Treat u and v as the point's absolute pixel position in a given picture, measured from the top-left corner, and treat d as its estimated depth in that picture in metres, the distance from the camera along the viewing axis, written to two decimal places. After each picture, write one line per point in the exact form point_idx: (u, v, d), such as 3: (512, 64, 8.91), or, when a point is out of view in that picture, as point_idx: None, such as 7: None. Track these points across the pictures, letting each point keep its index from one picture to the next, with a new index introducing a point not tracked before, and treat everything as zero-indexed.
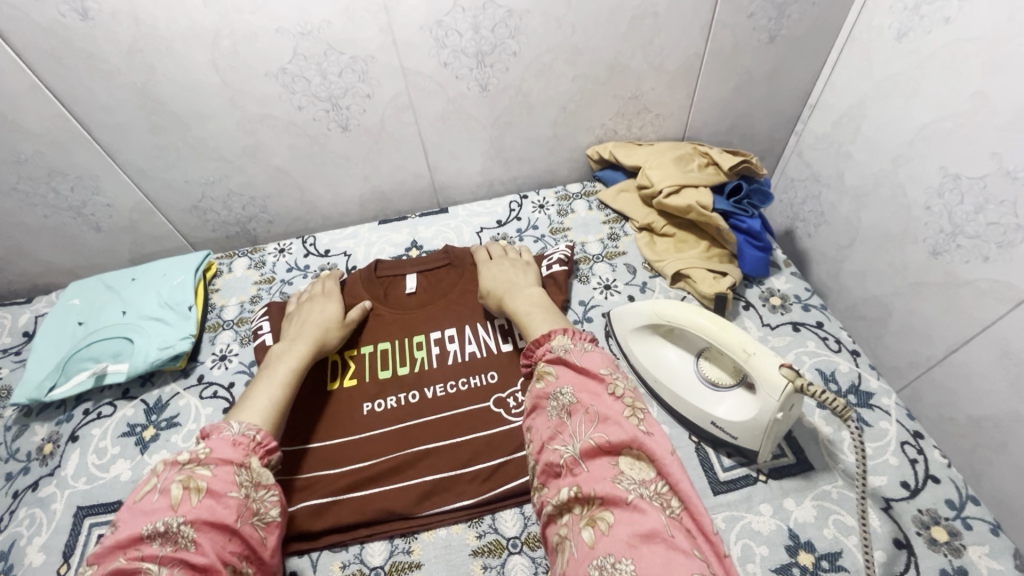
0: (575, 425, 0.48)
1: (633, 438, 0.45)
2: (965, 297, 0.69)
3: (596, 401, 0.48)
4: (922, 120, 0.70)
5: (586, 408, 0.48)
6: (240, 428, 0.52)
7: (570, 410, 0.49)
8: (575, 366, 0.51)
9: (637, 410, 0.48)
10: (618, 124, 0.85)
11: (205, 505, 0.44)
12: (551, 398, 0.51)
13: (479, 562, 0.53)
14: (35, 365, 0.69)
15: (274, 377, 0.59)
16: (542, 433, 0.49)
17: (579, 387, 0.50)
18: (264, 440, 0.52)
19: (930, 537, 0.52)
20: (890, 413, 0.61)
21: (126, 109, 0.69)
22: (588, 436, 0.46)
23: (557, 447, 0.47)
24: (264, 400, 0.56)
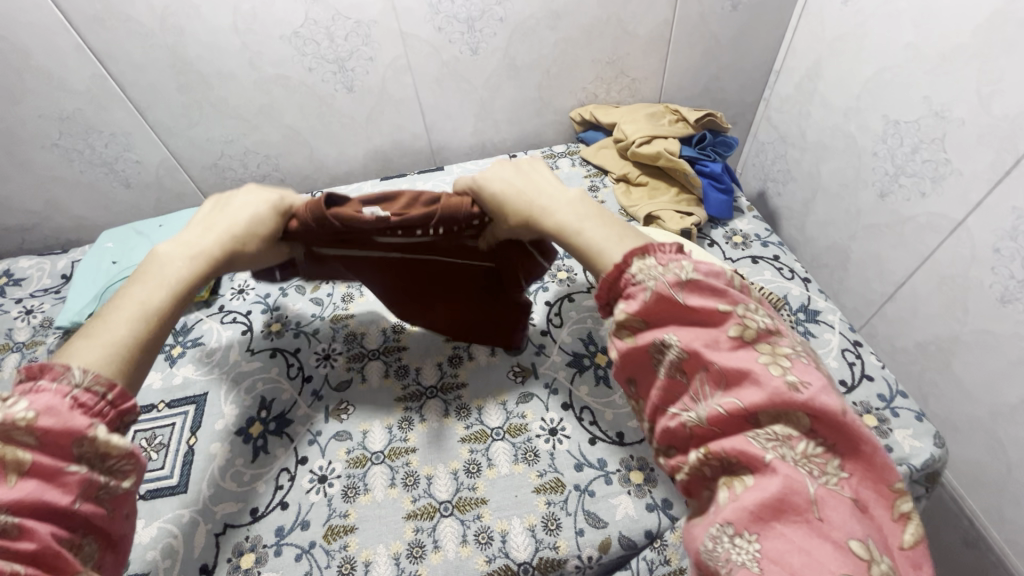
0: (698, 385, 0.40)
1: (777, 396, 0.36)
2: (908, 232, 0.77)
3: (717, 353, 0.39)
4: (868, 74, 0.77)
5: (708, 365, 0.39)
6: (84, 378, 0.40)
7: (686, 369, 0.41)
8: (679, 305, 0.41)
9: (780, 356, 0.39)
10: (598, 88, 0.93)
11: (30, 485, 0.35)
12: (652, 349, 0.42)
13: (467, 446, 0.61)
14: (75, 296, 0.78)
15: (145, 303, 0.46)
16: (654, 393, 0.42)
17: (688, 334, 0.41)
18: (117, 399, 0.41)
19: (861, 423, 0.59)
20: (834, 326, 0.68)
21: (157, 69, 0.77)
22: (717, 400, 0.39)
23: (679, 412, 0.40)
24: (114, 334, 0.44)
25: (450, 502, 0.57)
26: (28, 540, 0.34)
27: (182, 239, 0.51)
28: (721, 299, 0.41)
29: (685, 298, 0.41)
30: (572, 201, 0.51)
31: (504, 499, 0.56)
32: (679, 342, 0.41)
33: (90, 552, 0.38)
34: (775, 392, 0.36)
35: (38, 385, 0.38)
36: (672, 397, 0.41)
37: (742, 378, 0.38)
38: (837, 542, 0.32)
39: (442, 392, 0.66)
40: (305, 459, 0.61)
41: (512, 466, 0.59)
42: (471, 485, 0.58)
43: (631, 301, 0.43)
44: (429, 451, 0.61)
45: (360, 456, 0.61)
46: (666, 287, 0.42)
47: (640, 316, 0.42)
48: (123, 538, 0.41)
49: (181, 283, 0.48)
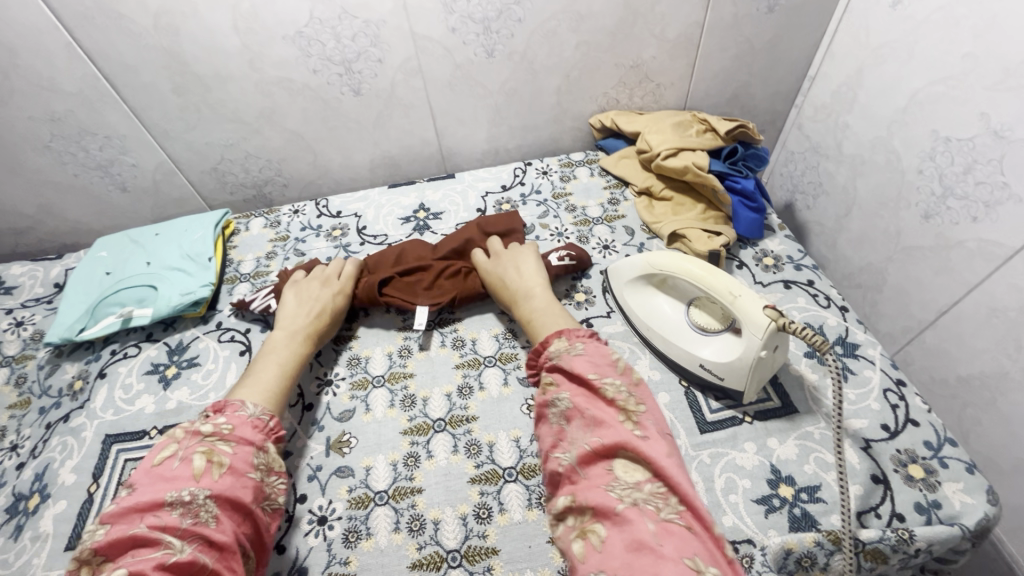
0: (573, 432, 0.49)
1: (627, 441, 0.46)
2: (955, 258, 0.71)
3: (591, 409, 0.49)
4: (916, 85, 0.72)
5: (583, 416, 0.49)
6: (255, 410, 0.54)
7: (569, 417, 0.50)
8: (569, 373, 0.52)
9: (631, 415, 0.48)
10: (620, 93, 0.88)
11: (225, 481, 0.47)
12: (549, 404, 0.53)
13: (477, 488, 0.57)
14: (66, 310, 0.74)
15: (281, 364, 0.61)
16: (546, 443, 0.51)
17: (579, 396, 0.51)
18: (275, 426, 0.54)
19: (906, 474, 0.54)
20: (874, 362, 0.63)
21: (153, 70, 0.73)
22: (584, 443, 0.48)
23: (561, 455, 0.49)
24: (264, 384, 0.58)
25: (458, 551, 0.53)
26: (220, 532, 0.45)
27: (287, 322, 0.66)
28: (606, 374, 0.52)
29: (580, 369, 0.52)
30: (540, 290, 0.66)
31: (516, 550, 0.52)
32: (566, 397, 0.51)
33: (252, 555, 0.47)
34: (625, 439, 0.46)
35: (223, 413, 0.52)
36: (558, 444, 0.50)
37: (603, 425, 0.48)
38: (676, 561, 0.39)
39: (450, 424, 0.62)
40: (304, 497, 0.57)
41: (526, 512, 0.55)
42: (481, 532, 0.54)
43: (564, 374, 0.53)
44: (436, 492, 0.57)
45: (362, 496, 0.57)
46: (573, 365, 0.52)
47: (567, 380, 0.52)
48: (263, 562, 0.49)
49: (299, 354, 0.63)
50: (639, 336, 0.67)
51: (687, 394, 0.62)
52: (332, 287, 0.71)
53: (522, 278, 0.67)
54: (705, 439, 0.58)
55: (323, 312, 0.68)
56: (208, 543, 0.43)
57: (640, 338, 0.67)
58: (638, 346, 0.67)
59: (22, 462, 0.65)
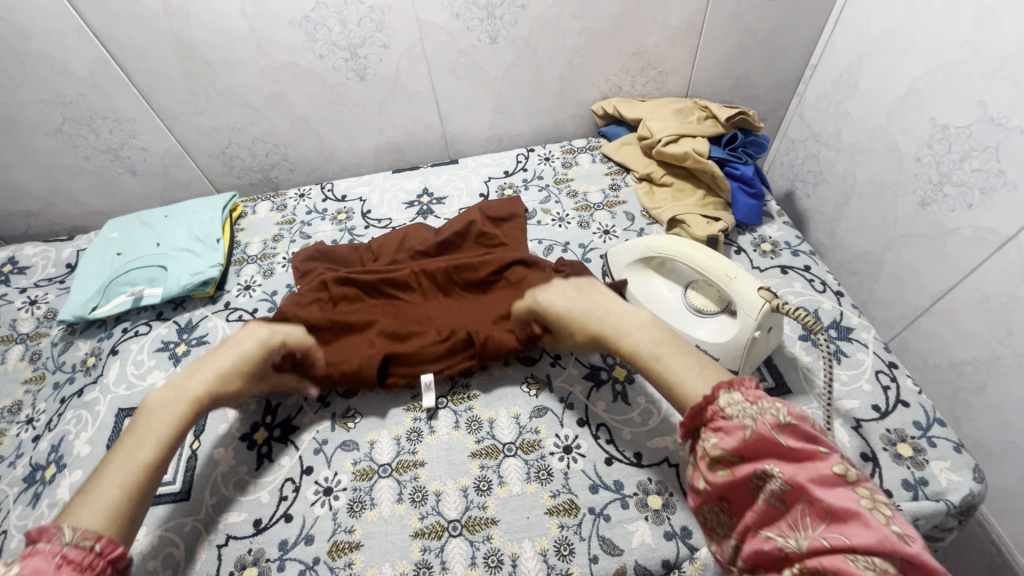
0: (794, 514, 0.39)
1: (882, 535, 0.35)
2: (950, 245, 0.72)
3: (824, 490, 0.38)
4: (915, 74, 0.72)
5: (813, 499, 0.38)
6: (73, 536, 0.44)
7: (784, 495, 0.39)
8: (776, 443, 0.41)
9: (877, 501, 0.37)
10: (623, 80, 0.89)
11: None
12: (753, 481, 0.41)
13: (478, 462, 0.58)
14: (78, 289, 0.76)
15: (132, 463, 0.51)
16: (749, 517, 0.41)
17: (784, 465, 0.40)
18: (106, 548, 0.45)
19: (895, 452, 0.56)
20: (868, 346, 0.64)
21: (162, 54, 0.74)
22: (815, 529, 0.37)
23: (776, 537, 0.39)
24: (105, 502, 0.48)
25: (459, 521, 0.54)
26: None
27: (183, 382, 0.57)
28: (817, 441, 0.41)
29: (782, 436, 0.41)
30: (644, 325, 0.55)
31: (514, 521, 0.54)
32: (777, 471, 0.40)
33: None
34: (883, 531, 0.35)
35: (34, 547, 0.43)
36: (767, 521, 0.40)
37: (847, 512, 0.37)
38: None
39: (452, 401, 0.64)
40: (310, 469, 0.59)
41: (524, 485, 0.56)
42: (480, 503, 0.56)
43: (727, 434, 0.43)
44: (438, 466, 0.58)
45: (367, 469, 0.59)
46: (766, 427, 0.41)
47: (733, 450, 0.42)
48: None
49: (166, 434, 0.54)
50: None
51: None
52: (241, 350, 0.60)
53: (609, 313, 0.58)
54: None
55: (227, 374, 0.59)
56: None
57: None
58: None
59: (38, 434, 0.67)
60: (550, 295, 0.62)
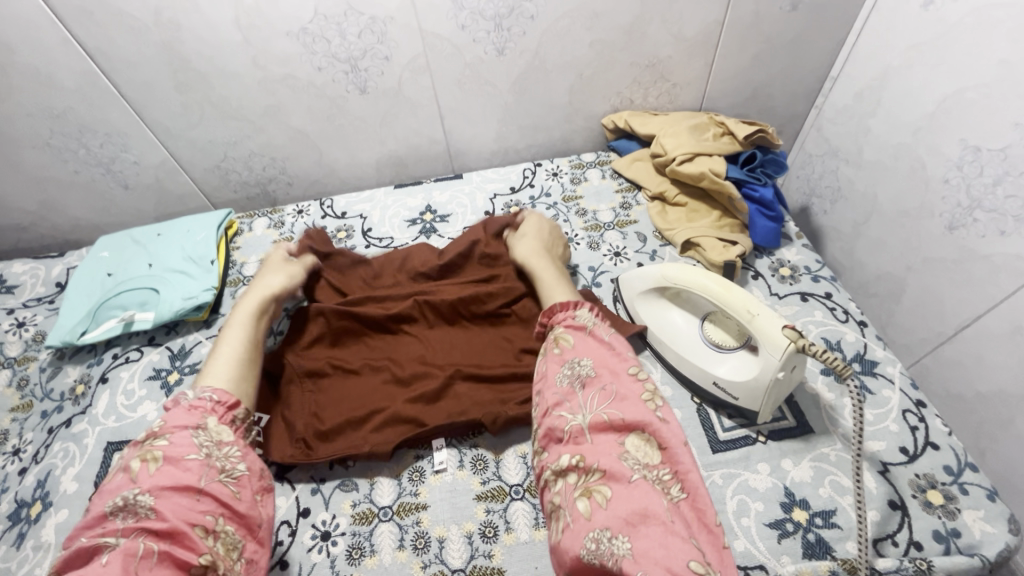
0: (585, 396, 0.49)
1: (646, 420, 0.46)
2: (980, 272, 0.69)
3: (617, 378, 0.50)
4: (945, 91, 0.69)
5: (598, 382, 0.49)
6: (195, 393, 0.53)
7: (585, 382, 0.50)
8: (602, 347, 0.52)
9: (655, 397, 0.48)
10: (635, 93, 0.85)
11: (161, 474, 0.46)
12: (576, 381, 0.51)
13: (483, 505, 0.55)
14: (67, 312, 0.73)
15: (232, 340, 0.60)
16: (549, 399, 0.50)
17: (595, 357, 0.51)
18: (223, 398, 0.53)
19: (925, 500, 0.53)
20: (894, 382, 0.61)
21: (153, 67, 0.71)
22: (599, 410, 0.47)
23: (565, 413, 0.48)
24: (226, 357, 0.58)
25: (464, 571, 0.52)
26: (161, 522, 0.43)
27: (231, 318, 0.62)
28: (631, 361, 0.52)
29: (603, 335, 0.53)
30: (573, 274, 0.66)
31: (523, 571, 0.51)
32: (590, 362, 0.51)
33: (225, 524, 0.46)
34: (646, 416, 0.46)
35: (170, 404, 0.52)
36: (562, 402, 0.49)
37: (622, 399, 0.48)
38: (683, 538, 0.40)
39: (456, 439, 0.61)
40: (307, 511, 0.56)
41: (532, 531, 0.54)
42: (487, 551, 0.53)
43: (574, 329, 0.55)
44: (442, 509, 0.56)
45: (366, 512, 0.56)
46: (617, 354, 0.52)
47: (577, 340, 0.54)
48: (259, 521, 0.49)
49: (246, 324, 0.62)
50: (651, 349, 0.65)
51: (699, 411, 0.60)
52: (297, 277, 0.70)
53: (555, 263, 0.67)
54: (718, 459, 0.57)
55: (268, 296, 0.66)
56: (151, 536, 0.42)
57: (652, 351, 0.65)
58: (650, 359, 0.65)
59: (24, 467, 0.64)
60: (522, 240, 0.70)
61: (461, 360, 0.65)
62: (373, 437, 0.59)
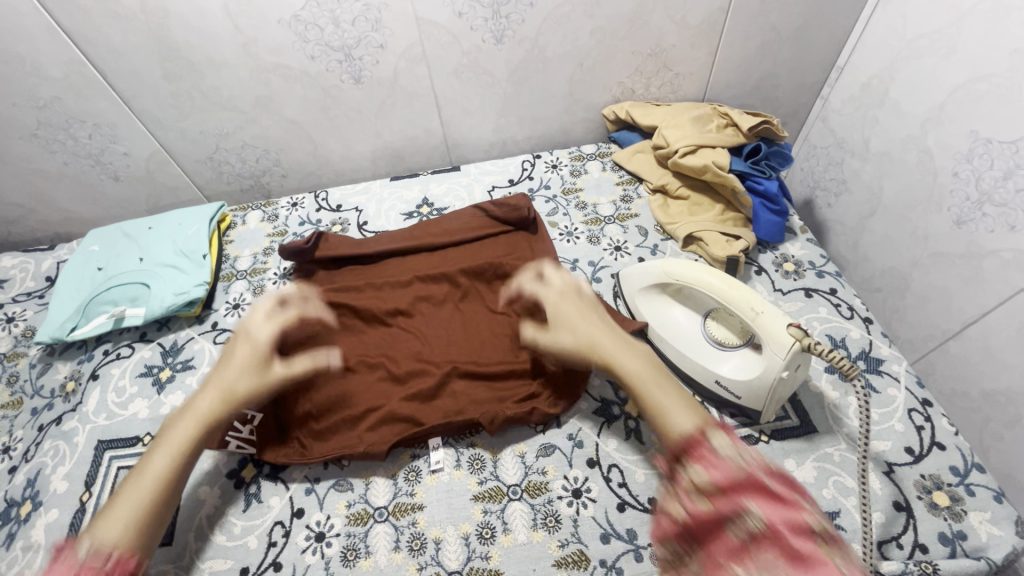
0: (756, 548, 0.37)
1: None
2: (988, 268, 0.67)
3: (801, 538, 0.37)
4: (956, 82, 0.67)
5: (791, 544, 0.37)
6: (88, 550, 0.44)
7: (752, 531, 0.38)
8: (762, 488, 0.40)
9: (836, 552, 0.37)
10: (636, 83, 0.83)
11: None
12: (727, 513, 0.40)
13: (480, 506, 0.54)
14: (56, 307, 0.71)
15: (169, 445, 0.51)
16: (711, 546, 0.39)
17: (764, 503, 0.39)
18: (115, 563, 0.44)
19: (931, 501, 0.52)
20: (900, 380, 0.60)
21: (141, 56, 0.69)
22: (774, 563, 0.36)
23: (734, 565, 0.37)
24: (150, 472, 0.49)
25: (460, 573, 0.51)
26: None
27: (172, 429, 0.52)
28: (796, 488, 0.42)
29: (772, 482, 0.41)
30: (643, 358, 0.52)
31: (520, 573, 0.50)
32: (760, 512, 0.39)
33: None
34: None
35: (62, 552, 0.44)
36: (734, 557, 0.38)
37: (819, 562, 0.36)
38: None
39: (452, 438, 0.60)
40: (301, 511, 0.55)
41: (530, 532, 0.53)
42: (484, 553, 0.52)
43: (716, 469, 0.42)
44: (438, 510, 0.55)
45: (361, 512, 0.55)
46: (754, 469, 0.42)
47: (718, 484, 0.41)
48: None
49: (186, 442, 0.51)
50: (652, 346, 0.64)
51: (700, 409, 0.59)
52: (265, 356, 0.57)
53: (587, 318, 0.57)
54: None
55: (229, 391, 0.54)
56: None
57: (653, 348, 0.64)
58: None
59: (14, 465, 0.63)
60: (555, 314, 0.58)
61: (456, 355, 0.64)
62: (369, 437, 0.58)
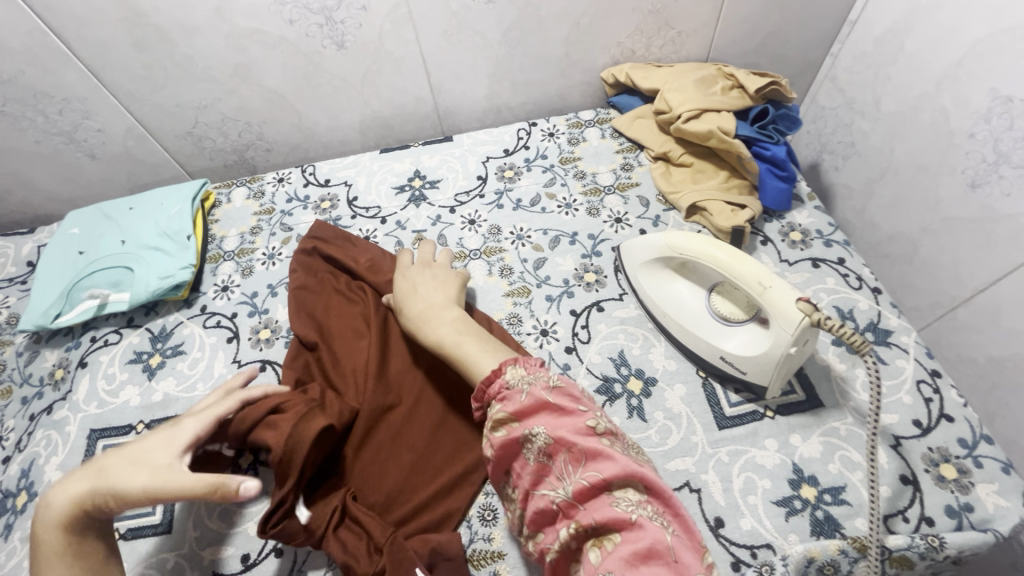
0: (558, 466, 0.42)
1: (626, 468, 0.40)
2: (1002, 233, 0.65)
3: (582, 437, 0.42)
4: (977, 35, 0.63)
5: (571, 447, 0.42)
6: None
7: (550, 452, 0.42)
8: (546, 402, 0.44)
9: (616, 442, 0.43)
10: (637, 42, 0.78)
11: None
12: (523, 440, 0.43)
13: (482, 488, 0.54)
14: (39, 294, 0.69)
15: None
16: (524, 480, 0.43)
17: (549, 420, 0.43)
18: None
19: (938, 474, 0.51)
20: (909, 352, 0.59)
21: (107, 22, 0.64)
22: (577, 478, 0.41)
23: (548, 493, 0.42)
24: None
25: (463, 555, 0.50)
26: None
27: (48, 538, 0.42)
28: (580, 401, 0.45)
29: (551, 395, 0.44)
30: (453, 322, 0.54)
31: (524, 555, 0.50)
32: (542, 431, 0.42)
33: None
34: (626, 464, 0.40)
35: None
36: (540, 479, 0.43)
37: (597, 454, 0.41)
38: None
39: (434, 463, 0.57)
40: None
41: None
42: (486, 535, 0.51)
43: (508, 401, 0.44)
44: None
45: None
46: (540, 390, 0.44)
47: (514, 413, 0.44)
48: None
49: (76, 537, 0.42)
50: (654, 322, 0.62)
51: (704, 385, 0.58)
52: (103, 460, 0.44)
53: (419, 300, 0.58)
54: (724, 435, 0.55)
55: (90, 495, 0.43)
56: None
57: (655, 324, 0.62)
58: (653, 333, 0.62)
59: (7, 455, 0.62)
60: (407, 275, 0.61)
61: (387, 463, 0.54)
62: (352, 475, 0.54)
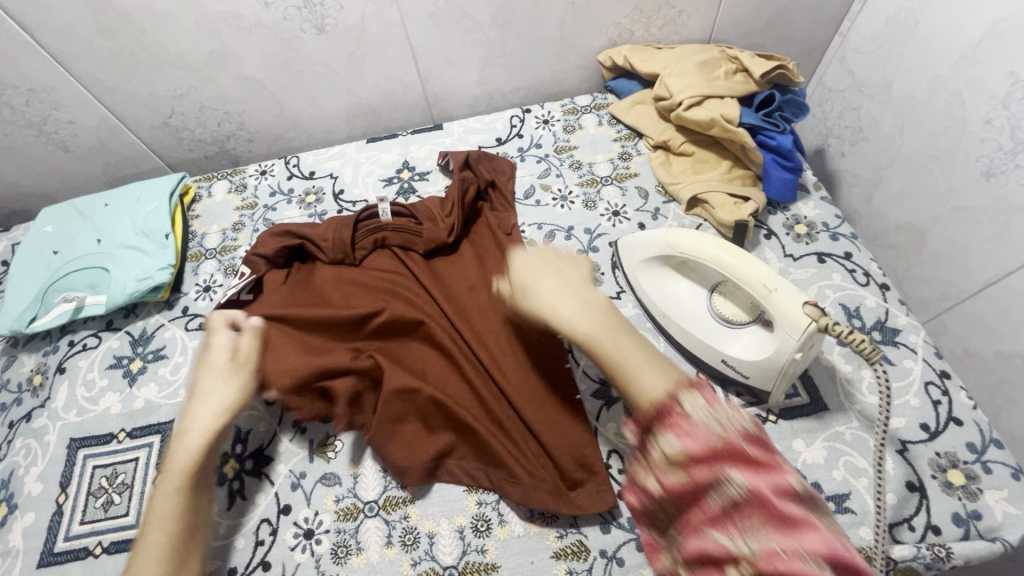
0: (749, 523, 0.33)
1: (833, 547, 0.31)
2: (1016, 225, 0.62)
3: (788, 506, 0.33)
4: (998, 14, 0.59)
5: (780, 515, 0.33)
6: None
7: (737, 504, 0.34)
8: (740, 450, 0.36)
9: (812, 500, 0.34)
10: (635, 23, 0.74)
11: None
12: (708, 485, 0.36)
13: (474, 497, 0.52)
14: (12, 296, 0.66)
15: (161, 517, 0.44)
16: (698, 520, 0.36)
17: (744, 469, 0.35)
18: None
19: (945, 480, 0.50)
20: (917, 351, 0.56)
21: (68, 7, 0.60)
22: (765, 542, 0.32)
23: (725, 543, 0.34)
24: (150, 557, 0.42)
25: (455, 568, 0.49)
26: None
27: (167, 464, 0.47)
28: (774, 451, 0.37)
29: (750, 447, 0.36)
30: (586, 306, 0.46)
31: (517, 566, 0.49)
32: (739, 479, 0.34)
33: None
34: (834, 543, 0.31)
35: None
36: (714, 526, 0.35)
37: (801, 523, 0.32)
38: None
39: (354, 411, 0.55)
40: (288, 508, 0.53)
41: (527, 524, 0.51)
42: (479, 547, 0.50)
43: (690, 437, 0.37)
44: (430, 503, 0.52)
45: (351, 507, 0.52)
46: (733, 434, 0.37)
47: (689, 452, 0.37)
48: None
49: (195, 458, 0.47)
50: (653, 322, 0.60)
51: None
52: (213, 403, 0.49)
53: (552, 306, 0.47)
54: None
55: (208, 431, 0.48)
56: None
57: (654, 324, 0.60)
58: (653, 333, 0.60)
59: None
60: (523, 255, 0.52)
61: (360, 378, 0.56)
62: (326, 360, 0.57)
